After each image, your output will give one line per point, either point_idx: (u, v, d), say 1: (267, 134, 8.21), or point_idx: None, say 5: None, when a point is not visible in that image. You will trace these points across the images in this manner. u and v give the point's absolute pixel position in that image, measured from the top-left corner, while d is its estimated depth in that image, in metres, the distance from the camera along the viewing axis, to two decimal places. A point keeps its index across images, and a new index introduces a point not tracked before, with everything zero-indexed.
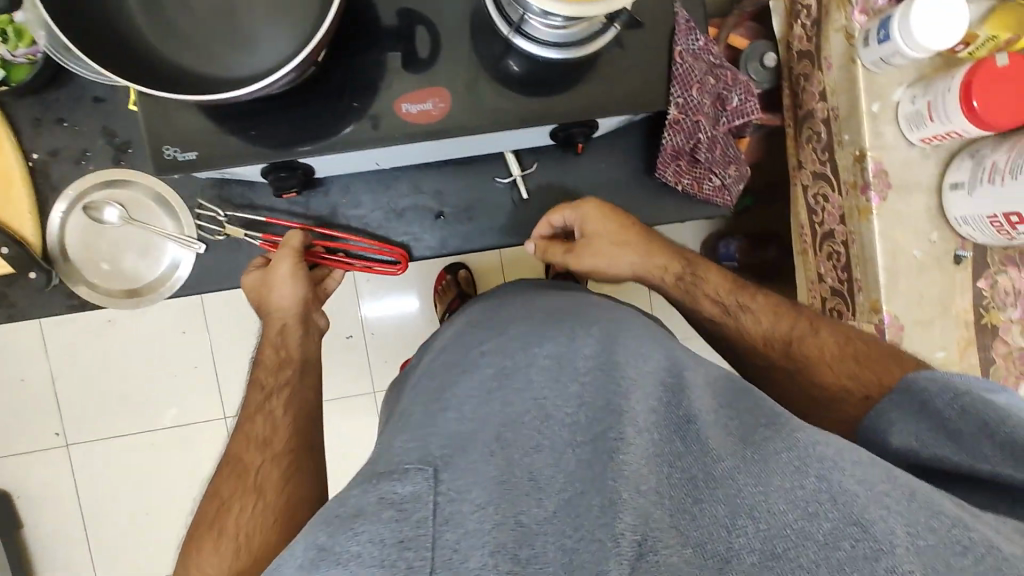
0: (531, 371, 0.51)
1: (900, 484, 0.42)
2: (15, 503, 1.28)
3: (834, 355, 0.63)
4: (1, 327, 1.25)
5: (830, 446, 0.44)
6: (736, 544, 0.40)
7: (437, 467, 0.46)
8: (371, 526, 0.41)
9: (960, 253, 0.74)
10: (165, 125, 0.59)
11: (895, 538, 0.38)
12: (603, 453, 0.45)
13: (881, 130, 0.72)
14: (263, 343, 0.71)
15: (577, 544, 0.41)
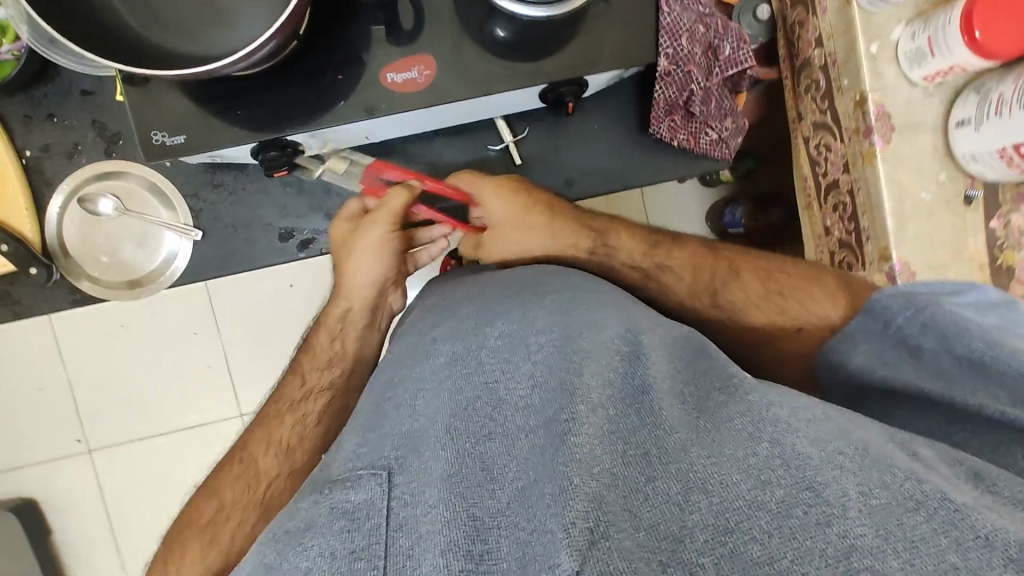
0: (482, 354, 0.56)
1: (850, 444, 0.44)
2: (43, 510, 1.30)
3: (791, 285, 0.67)
4: (17, 338, 1.27)
5: (784, 407, 0.47)
6: (691, 520, 0.41)
7: (391, 471, 0.49)
8: (322, 538, 0.45)
9: (971, 193, 0.71)
10: (151, 110, 0.57)
11: (847, 500, 0.40)
12: (553, 438, 0.46)
13: (881, 71, 0.70)
14: (321, 329, 0.75)
15: (531, 537, 0.41)
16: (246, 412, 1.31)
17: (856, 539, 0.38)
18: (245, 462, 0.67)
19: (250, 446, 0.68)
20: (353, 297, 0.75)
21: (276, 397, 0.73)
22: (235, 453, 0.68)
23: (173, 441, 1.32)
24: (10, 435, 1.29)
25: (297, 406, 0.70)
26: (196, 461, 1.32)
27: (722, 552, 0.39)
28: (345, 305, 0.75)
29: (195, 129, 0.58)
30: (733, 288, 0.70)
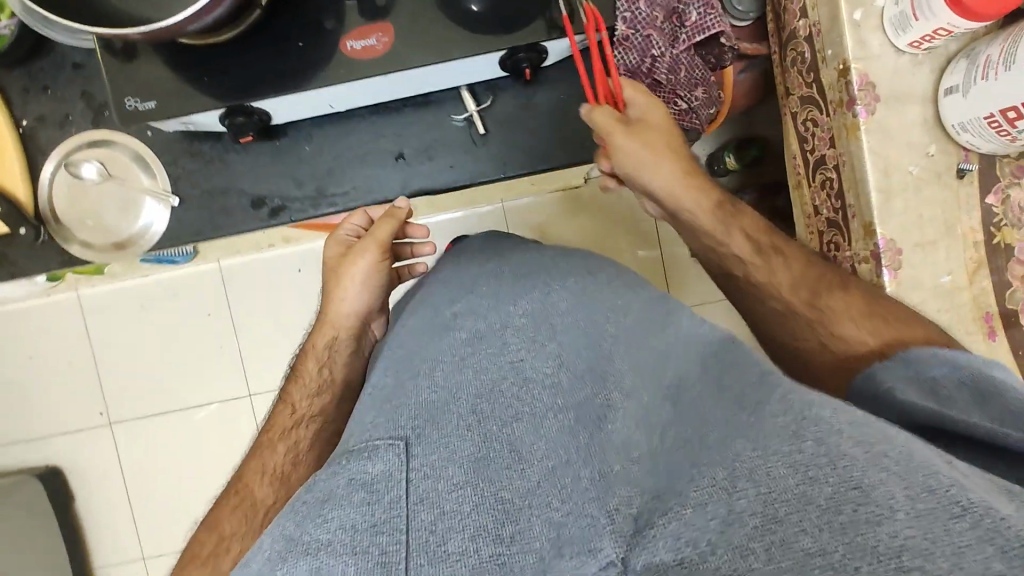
0: (504, 336, 0.55)
1: (893, 448, 0.39)
2: (69, 478, 1.38)
3: (859, 311, 0.60)
4: (46, 315, 1.35)
5: (831, 409, 0.42)
6: (736, 507, 0.37)
7: (408, 442, 0.47)
8: (341, 511, 0.42)
9: (964, 166, 0.67)
10: (124, 75, 0.60)
11: (895, 502, 0.35)
12: (586, 424, 0.46)
13: (865, 39, 0.67)
14: (307, 357, 0.68)
15: (566, 520, 0.40)
16: (256, 393, 1.37)
17: (906, 541, 0.33)
18: (239, 496, 0.59)
19: (239, 482, 0.61)
20: (342, 326, 0.68)
21: (262, 434, 0.66)
22: (231, 487, 0.62)
23: (189, 418, 1.38)
24: (41, 406, 1.38)
25: (288, 433, 0.64)
26: (210, 438, 1.38)
27: (772, 541, 0.35)
28: (332, 333, 0.68)
29: (166, 94, 0.60)
30: (788, 265, 0.66)
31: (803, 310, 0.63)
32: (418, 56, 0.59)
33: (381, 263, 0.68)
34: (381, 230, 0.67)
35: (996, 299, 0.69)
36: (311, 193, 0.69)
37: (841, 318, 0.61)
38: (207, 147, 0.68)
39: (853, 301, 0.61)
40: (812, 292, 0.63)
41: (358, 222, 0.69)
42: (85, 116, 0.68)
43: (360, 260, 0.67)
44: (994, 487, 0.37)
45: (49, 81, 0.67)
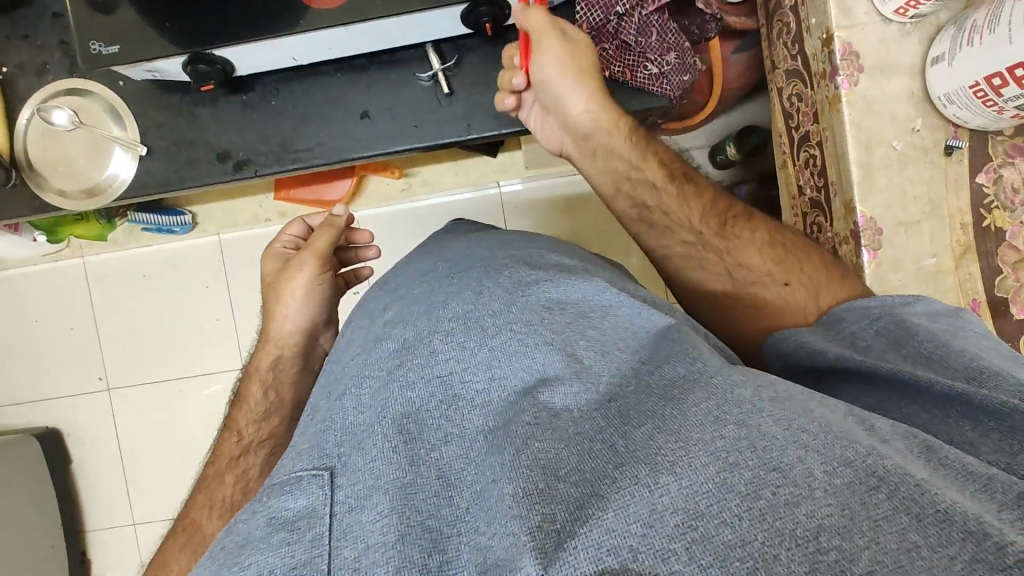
0: (432, 344, 0.47)
1: (811, 422, 0.37)
2: (66, 441, 1.42)
3: (766, 241, 0.63)
4: (53, 279, 1.39)
5: (748, 389, 0.40)
6: (659, 506, 0.33)
7: (334, 471, 0.41)
8: (260, 555, 0.36)
9: (953, 143, 0.63)
10: (91, 18, 0.60)
11: (813, 479, 0.33)
12: (512, 436, 0.39)
13: (850, 6, 0.64)
14: (260, 373, 0.82)
15: (491, 540, 0.34)
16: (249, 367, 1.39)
17: (825, 521, 0.31)
18: (191, 530, 0.69)
19: (195, 512, 0.72)
20: (283, 343, 0.82)
21: (215, 458, 0.78)
22: (184, 523, 0.71)
23: (184, 389, 1.41)
24: (45, 368, 1.42)
25: (236, 462, 0.75)
26: (203, 411, 1.41)
27: (694, 539, 0.31)
28: (276, 350, 0.82)
29: (129, 39, 0.61)
30: (694, 199, 0.67)
31: (714, 241, 0.65)
32: (376, 6, 0.59)
33: (318, 276, 0.82)
34: (320, 239, 0.83)
35: (985, 286, 0.64)
36: (276, 148, 0.69)
37: (747, 251, 0.64)
38: (177, 98, 0.69)
39: (758, 234, 0.64)
40: (721, 224, 0.65)
41: (297, 230, 0.89)
42: (63, 65, 0.70)
43: (300, 273, 0.81)
44: (910, 451, 0.36)
45: (30, 29, 0.69)
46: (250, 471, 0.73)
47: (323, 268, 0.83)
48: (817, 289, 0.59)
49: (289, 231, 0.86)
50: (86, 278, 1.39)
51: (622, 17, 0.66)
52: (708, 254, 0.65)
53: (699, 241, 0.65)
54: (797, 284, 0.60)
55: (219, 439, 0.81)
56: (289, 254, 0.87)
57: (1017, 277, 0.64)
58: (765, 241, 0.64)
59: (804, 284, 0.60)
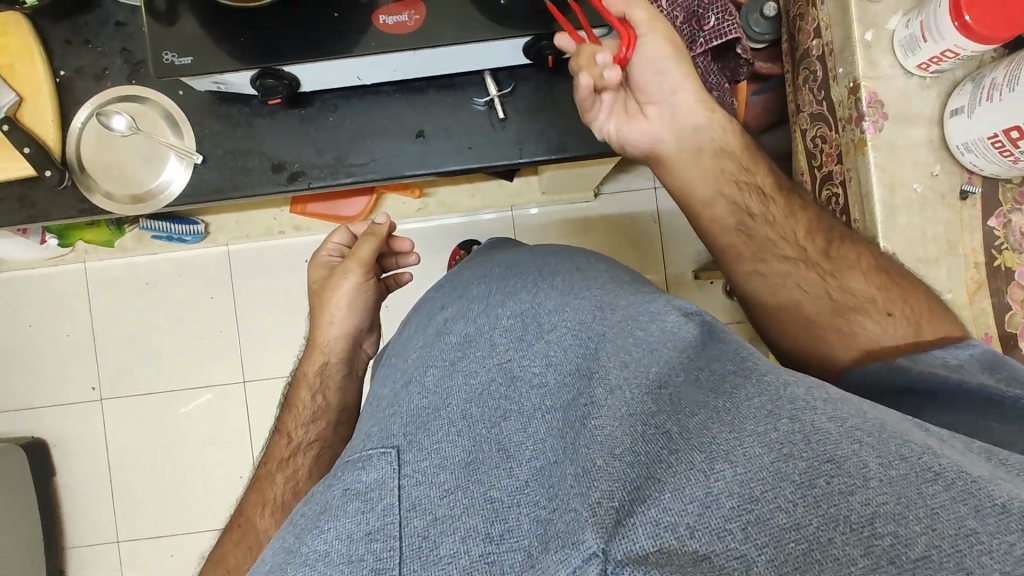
0: (493, 336, 0.49)
1: (865, 422, 0.39)
2: (51, 452, 1.37)
3: (871, 265, 0.65)
4: (53, 284, 1.36)
5: (800, 387, 0.42)
6: (715, 488, 0.35)
7: (401, 449, 0.42)
8: (338, 521, 0.39)
9: (967, 188, 0.69)
10: (164, 30, 0.62)
11: (867, 470, 0.35)
12: (572, 415, 0.41)
13: (876, 60, 0.70)
14: (307, 377, 0.83)
15: (552, 514, 0.36)
16: (250, 380, 1.38)
17: (879, 508, 0.33)
18: (246, 527, 0.74)
19: (250, 509, 0.76)
20: (330, 350, 0.83)
21: (269, 459, 0.80)
22: (240, 519, 0.77)
23: (182, 400, 1.38)
24: (35, 374, 1.38)
25: (287, 462, 0.77)
26: (199, 426, 1.38)
27: (748, 520, 0.33)
28: (323, 358, 0.83)
29: (201, 51, 0.62)
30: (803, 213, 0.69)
31: (817, 259, 0.67)
32: (448, 34, 0.62)
33: (362, 284, 0.82)
34: (363, 248, 0.82)
35: (995, 321, 0.69)
36: (331, 161, 0.71)
37: (853, 268, 0.65)
38: (235, 109, 0.71)
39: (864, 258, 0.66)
40: (826, 241, 0.67)
41: (341, 239, 0.88)
42: (122, 71, 0.71)
43: (345, 281, 0.81)
44: (967, 450, 0.40)
45: (91, 35, 0.70)
46: (299, 471, 0.75)
47: (366, 276, 0.82)
48: (918, 320, 0.61)
49: (333, 239, 0.85)
50: (87, 285, 1.37)
51: None
52: (810, 269, 0.67)
53: (802, 258, 0.68)
54: (900, 316, 0.62)
55: (272, 440, 0.84)
56: (335, 262, 0.87)
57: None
58: (874, 271, 0.64)
59: (906, 317, 0.62)
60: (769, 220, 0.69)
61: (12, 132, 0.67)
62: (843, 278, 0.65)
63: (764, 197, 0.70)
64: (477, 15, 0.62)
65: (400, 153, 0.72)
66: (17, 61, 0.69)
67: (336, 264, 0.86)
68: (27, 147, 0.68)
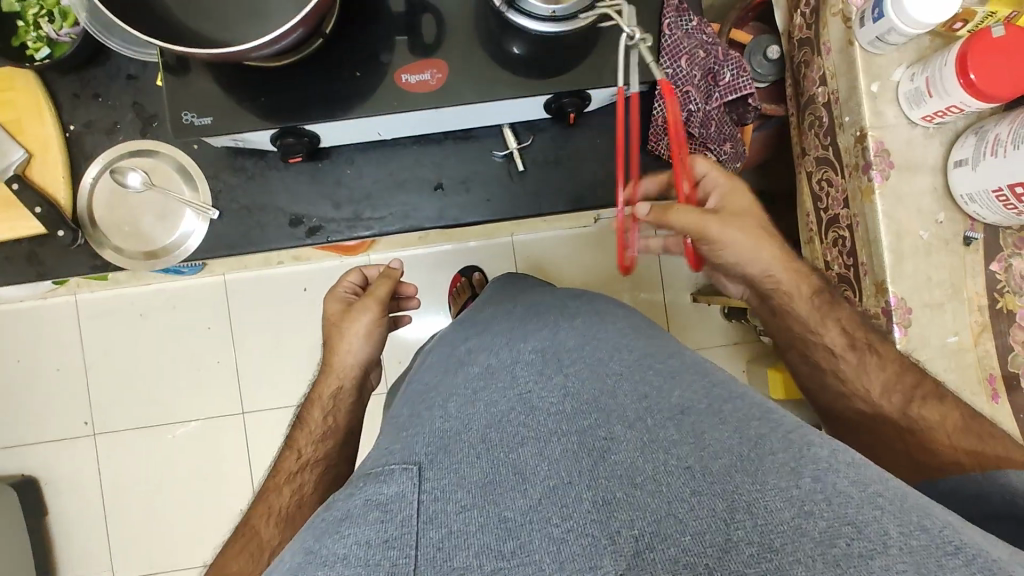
0: (514, 368, 0.51)
1: (888, 490, 0.38)
2: (41, 490, 1.33)
3: (954, 425, 0.64)
4: (43, 317, 1.33)
5: (826, 447, 0.41)
6: (734, 536, 0.36)
7: (422, 466, 0.44)
8: (356, 529, 0.40)
9: (970, 235, 0.72)
10: (186, 92, 0.63)
11: (888, 538, 0.34)
12: (588, 448, 0.43)
13: (881, 110, 0.72)
14: (318, 400, 0.80)
15: (565, 535, 0.38)
16: (250, 411, 1.36)
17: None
18: (249, 535, 0.70)
19: (254, 519, 0.71)
20: (344, 375, 0.80)
21: (274, 474, 0.75)
22: (243, 529, 0.71)
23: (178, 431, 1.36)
24: (24, 411, 1.34)
25: (293, 477, 0.73)
26: (197, 458, 1.36)
27: (767, 569, 0.34)
28: (337, 382, 0.80)
29: (221, 110, 0.64)
30: (885, 363, 0.69)
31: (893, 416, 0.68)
32: (468, 94, 0.66)
33: (379, 321, 0.81)
34: (380, 288, 0.82)
35: (999, 361, 0.72)
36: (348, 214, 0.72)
37: (931, 416, 0.66)
38: (251, 163, 0.72)
39: (948, 416, 0.65)
40: (905, 399, 0.68)
41: (356, 279, 0.85)
42: (133, 125, 0.73)
43: (361, 318, 0.80)
44: (1000, 544, 0.38)
45: (100, 88, 0.72)
46: (306, 485, 0.72)
47: (383, 314, 0.81)
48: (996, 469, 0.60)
49: (349, 277, 0.84)
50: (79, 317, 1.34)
51: (693, 112, 0.73)
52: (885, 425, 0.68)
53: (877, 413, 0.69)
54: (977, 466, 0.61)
55: (279, 454, 0.79)
56: (350, 298, 0.84)
57: None
58: (955, 421, 0.65)
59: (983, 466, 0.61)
60: (845, 371, 0.71)
61: (24, 192, 0.70)
62: (922, 425, 0.66)
63: (843, 349, 0.71)
64: (494, 77, 0.65)
65: (409, 201, 0.73)
66: (25, 116, 0.71)
67: (352, 300, 0.84)
68: (38, 207, 0.70)
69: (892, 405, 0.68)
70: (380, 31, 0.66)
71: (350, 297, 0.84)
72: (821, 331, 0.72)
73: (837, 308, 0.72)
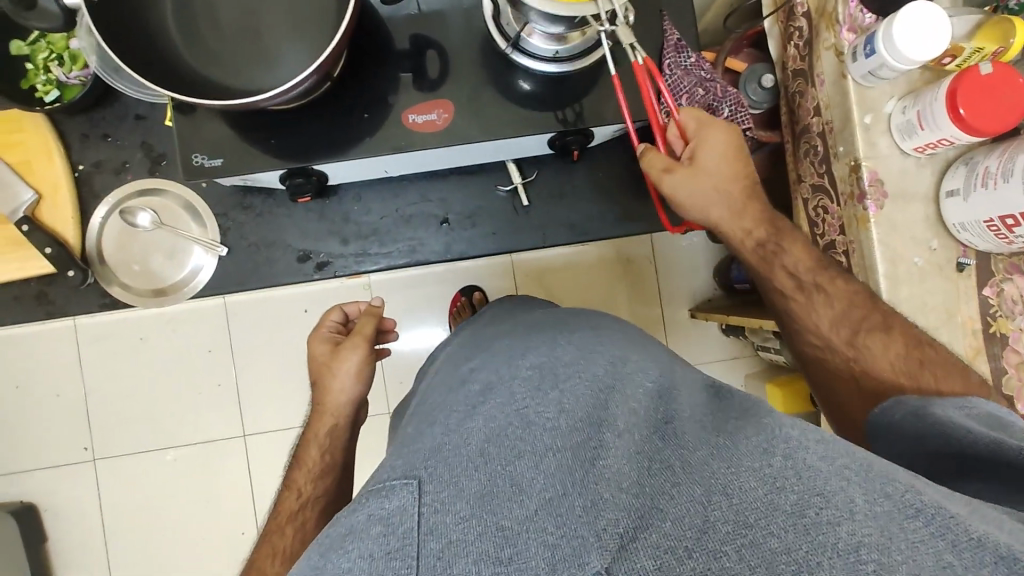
0: (511, 386, 0.49)
1: (854, 461, 0.41)
2: (40, 517, 1.19)
3: (900, 355, 0.65)
4: (40, 336, 1.19)
5: (796, 428, 0.43)
6: (712, 516, 0.37)
7: (422, 478, 0.43)
8: (361, 542, 0.39)
9: (963, 261, 0.74)
10: (196, 137, 0.67)
11: (854, 505, 0.36)
12: (579, 457, 0.42)
13: (875, 140, 0.74)
14: (314, 440, 0.79)
15: (559, 540, 0.37)
16: (252, 433, 1.22)
17: (864, 539, 0.34)
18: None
19: (259, 562, 0.70)
20: (338, 413, 0.80)
21: (274, 515, 0.75)
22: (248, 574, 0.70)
23: (178, 474, 1.21)
24: (18, 433, 1.19)
25: (297, 515, 0.72)
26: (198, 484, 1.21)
27: (743, 543, 0.35)
28: (331, 421, 0.80)
29: (233, 152, 0.67)
30: (837, 301, 0.69)
31: (841, 349, 0.69)
32: (469, 132, 0.69)
33: (369, 359, 0.81)
34: (365, 325, 0.83)
35: (994, 384, 0.73)
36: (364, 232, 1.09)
37: (876, 349, 0.66)
38: (259, 202, 1.03)
39: (896, 346, 0.66)
40: (853, 332, 0.68)
41: (336, 318, 0.88)
42: (142, 164, 1.04)
43: (350, 357, 0.80)
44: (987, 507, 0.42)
45: (110, 130, 1.03)
46: (309, 522, 0.71)
47: (371, 352, 0.82)
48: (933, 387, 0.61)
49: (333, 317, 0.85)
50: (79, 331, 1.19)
51: None
52: (837, 361, 0.69)
53: (826, 348, 0.70)
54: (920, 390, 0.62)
55: (277, 500, 0.77)
56: (334, 338, 0.86)
57: (1020, 376, 0.73)
58: (900, 350, 0.65)
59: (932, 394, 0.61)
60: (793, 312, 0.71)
61: (34, 232, 0.97)
62: (868, 357, 0.67)
63: (798, 286, 0.71)
64: (494, 120, 0.70)
65: (417, 234, 1.04)
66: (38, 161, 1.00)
67: (338, 339, 0.85)
68: (49, 246, 0.98)
69: (842, 338, 0.69)
70: (385, 71, 0.69)
71: (336, 336, 0.85)
72: (770, 277, 0.73)
73: (785, 252, 0.72)
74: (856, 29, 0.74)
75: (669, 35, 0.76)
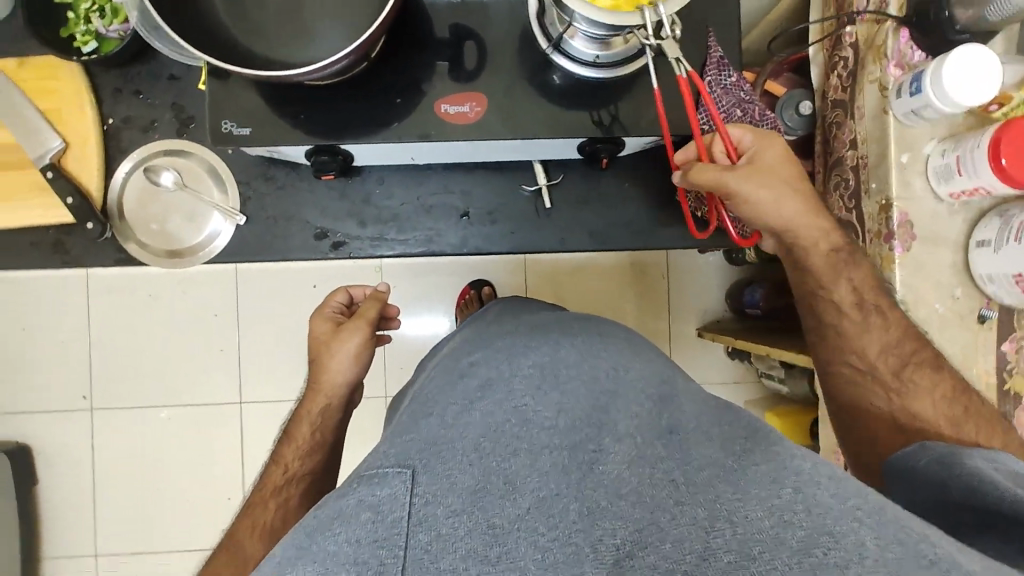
0: (512, 381, 0.48)
1: (867, 502, 0.39)
2: (32, 458, 1.20)
3: (942, 396, 0.67)
4: (50, 281, 1.19)
5: (807, 461, 0.42)
6: (714, 543, 0.36)
7: (416, 469, 0.42)
8: (348, 529, 0.38)
9: (985, 313, 0.72)
10: (226, 102, 0.66)
11: (865, 550, 0.35)
12: (577, 460, 0.42)
13: (909, 180, 0.72)
14: (304, 416, 0.79)
15: (551, 544, 0.38)
16: (247, 401, 1.23)
17: None
18: (235, 547, 0.71)
19: (239, 532, 0.73)
20: (332, 394, 0.78)
21: (260, 486, 0.76)
22: (229, 540, 0.73)
23: (171, 433, 1.22)
24: (18, 373, 1.20)
25: (281, 491, 0.74)
26: (188, 445, 1.22)
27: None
28: (324, 400, 0.78)
29: (260, 122, 0.67)
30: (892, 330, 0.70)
31: (884, 377, 0.70)
32: (501, 127, 0.68)
33: (366, 345, 0.79)
34: (369, 308, 0.80)
35: None
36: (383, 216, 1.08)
37: (922, 384, 0.68)
38: (281, 174, 1.02)
39: (938, 387, 0.68)
40: (901, 364, 0.69)
41: (342, 299, 0.85)
42: (169, 123, 1.03)
43: (349, 342, 0.77)
44: None
45: (140, 86, 1.02)
46: (291, 500, 0.72)
47: (371, 337, 0.79)
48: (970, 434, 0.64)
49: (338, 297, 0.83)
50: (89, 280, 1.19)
51: None
52: (877, 388, 0.70)
53: (868, 371, 0.71)
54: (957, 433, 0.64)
55: (263, 471, 0.78)
56: (337, 319, 0.83)
57: None
58: (944, 391, 0.67)
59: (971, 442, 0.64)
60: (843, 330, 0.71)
61: (58, 181, 0.97)
62: (909, 391, 0.68)
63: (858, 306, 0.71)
64: (527, 118, 0.69)
65: (436, 225, 1.02)
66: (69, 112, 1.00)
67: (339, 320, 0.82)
68: (72, 197, 0.98)
69: (887, 366, 0.70)
70: (422, 56, 0.68)
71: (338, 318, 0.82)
72: (830, 287, 0.72)
73: (852, 267, 0.71)
74: (903, 66, 0.73)
75: (713, 51, 0.75)
